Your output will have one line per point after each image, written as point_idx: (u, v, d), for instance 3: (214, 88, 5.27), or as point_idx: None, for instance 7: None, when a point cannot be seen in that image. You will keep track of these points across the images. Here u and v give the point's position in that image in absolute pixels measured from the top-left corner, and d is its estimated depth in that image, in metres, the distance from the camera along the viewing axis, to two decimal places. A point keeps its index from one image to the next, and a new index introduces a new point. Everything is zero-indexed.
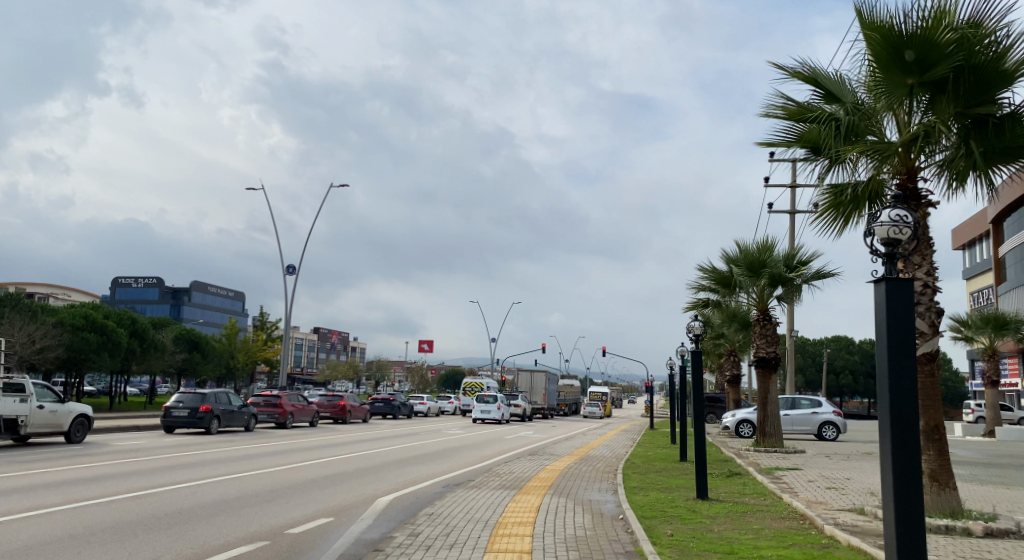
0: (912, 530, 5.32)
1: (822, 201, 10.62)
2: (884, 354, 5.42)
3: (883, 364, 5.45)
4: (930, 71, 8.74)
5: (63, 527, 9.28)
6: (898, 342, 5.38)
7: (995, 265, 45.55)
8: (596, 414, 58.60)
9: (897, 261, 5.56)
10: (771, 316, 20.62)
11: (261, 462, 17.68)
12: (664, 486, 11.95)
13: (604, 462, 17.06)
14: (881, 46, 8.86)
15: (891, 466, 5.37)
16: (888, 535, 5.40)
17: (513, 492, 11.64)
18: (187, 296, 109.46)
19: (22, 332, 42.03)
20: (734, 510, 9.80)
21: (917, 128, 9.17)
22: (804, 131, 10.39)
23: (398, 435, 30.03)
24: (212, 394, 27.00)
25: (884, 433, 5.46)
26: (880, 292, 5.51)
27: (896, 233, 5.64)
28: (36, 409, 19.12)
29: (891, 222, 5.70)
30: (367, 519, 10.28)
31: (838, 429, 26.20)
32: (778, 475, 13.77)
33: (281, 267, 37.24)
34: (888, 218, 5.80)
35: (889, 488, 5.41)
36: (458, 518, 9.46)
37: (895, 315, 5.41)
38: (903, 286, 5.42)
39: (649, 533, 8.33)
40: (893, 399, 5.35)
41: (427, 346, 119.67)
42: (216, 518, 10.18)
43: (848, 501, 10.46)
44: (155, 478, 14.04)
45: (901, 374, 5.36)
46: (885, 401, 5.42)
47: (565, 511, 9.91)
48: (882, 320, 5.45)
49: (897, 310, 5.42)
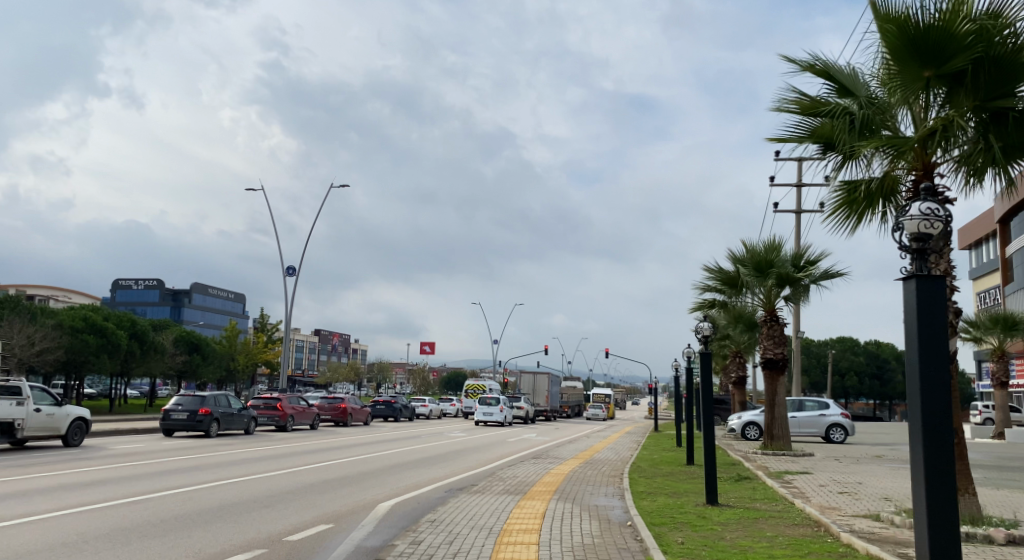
0: (946, 531, 5.20)
1: (834, 199, 10.36)
2: (916, 352, 5.28)
3: (914, 363, 5.31)
4: (948, 64, 8.46)
5: (57, 534, 8.98)
6: (930, 341, 5.24)
7: (1002, 265, 45.25)
8: (599, 416, 58.32)
9: (927, 259, 5.43)
10: (779, 317, 20.34)
11: (261, 467, 17.40)
12: (672, 491, 11.67)
13: (609, 465, 16.78)
14: (897, 38, 8.56)
15: (923, 467, 5.24)
16: (920, 537, 5.27)
17: (517, 497, 11.34)
18: (188, 298, 109.31)
19: (21, 334, 41.79)
20: (745, 516, 9.51)
21: (934, 123, 8.87)
22: (816, 126, 10.11)
23: (400, 438, 29.72)
24: (212, 397, 26.74)
25: (914, 433, 5.33)
26: (911, 289, 5.36)
27: (927, 228, 5.49)
28: (33, 413, 18.85)
29: (922, 217, 5.55)
30: (368, 526, 10.00)
31: (846, 431, 25.99)
32: (788, 480, 13.48)
33: (282, 268, 37.00)
34: (919, 212, 5.64)
35: (921, 488, 5.30)
36: (461, 526, 9.17)
37: (926, 313, 5.25)
38: (934, 283, 5.27)
39: (659, 541, 8.02)
40: (925, 399, 5.21)
41: (429, 347, 119.42)
42: (214, 524, 9.90)
43: (862, 507, 10.17)
44: (151, 482, 13.73)
45: (934, 373, 5.21)
46: (916, 401, 5.28)
47: (571, 518, 9.61)
48: (913, 316, 5.29)
49: (928, 306, 5.26)
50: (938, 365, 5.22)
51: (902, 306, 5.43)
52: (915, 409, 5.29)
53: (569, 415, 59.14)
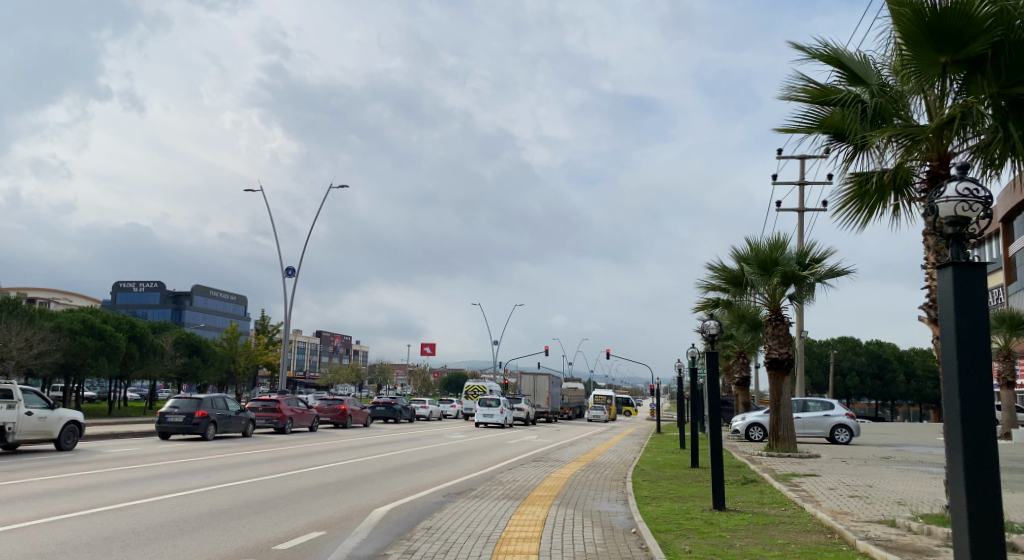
0: (985, 536, 4.83)
1: (844, 191, 9.95)
2: (952, 345, 4.92)
3: (949, 356, 4.95)
4: (966, 48, 8.08)
5: (34, 544, 8.57)
6: (967, 331, 4.89)
7: (1005, 264, 44.89)
8: (600, 417, 57.91)
9: (964, 243, 5.07)
10: (784, 316, 19.95)
11: (255, 471, 17.01)
12: (677, 495, 11.29)
13: (612, 469, 16.35)
14: (912, 22, 8.16)
15: (961, 468, 4.86)
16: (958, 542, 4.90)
17: (517, 503, 10.96)
18: (189, 300, 108.80)
19: (19, 336, 41.44)
20: (754, 522, 9.12)
21: (951, 111, 8.47)
22: (824, 116, 9.69)
23: (399, 441, 29.31)
24: (208, 400, 26.36)
25: (950, 432, 4.96)
26: (947, 276, 5.00)
27: (965, 209, 5.10)
28: (23, 416, 18.47)
29: (959, 198, 5.16)
30: (362, 533, 9.62)
31: (851, 433, 25.60)
32: (796, 483, 13.08)
33: (280, 269, 36.62)
34: (955, 191, 5.25)
35: (957, 491, 4.92)
36: (458, 534, 8.78)
37: (963, 301, 4.92)
38: (972, 271, 4.91)
39: (665, 550, 7.63)
40: (964, 396, 4.85)
41: (430, 349, 119.04)
42: (201, 532, 9.52)
43: (876, 513, 9.77)
44: (139, 488, 13.30)
45: (972, 367, 4.86)
46: (954, 398, 4.92)
47: (573, 525, 9.23)
48: (951, 304, 4.95)
49: (968, 293, 4.92)
50: (981, 357, 4.87)
51: (938, 293, 5.08)
52: (950, 405, 4.94)
53: (570, 416, 58.76)
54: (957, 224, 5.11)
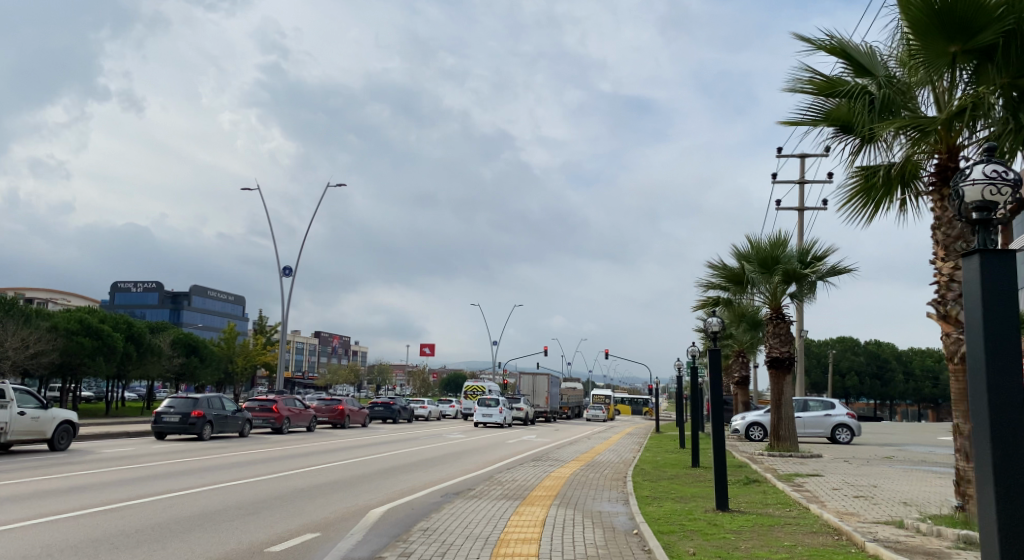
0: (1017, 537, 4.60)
1: (850, 185, 9.76)
2: (979, 334, 4.76)
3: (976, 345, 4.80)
4: (978, 37, 7.88)
5: (20, 546, 8.35)
6: (997, 319, 4.72)
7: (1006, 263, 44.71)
8: (599, 417, 57.72)
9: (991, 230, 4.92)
10: (784, 315, 19.76)
11: (251, 471, 16.78)
12: (679, 496, 11.08)
13: (612, 468, 16.13)
14: (922, 13, 7.93)
15: (989, 464, 4.68)
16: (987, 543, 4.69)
17: (516, 503, 10.77)
18: (187, 300, 108.38)
19: (15, 336, 41.19)
20: (759, 523, 8.91)
21: (962, 103, 8.27)
22: (830, 108, 9.47)
23: (397, 441, 29.11)
24: (204, 399, 26.14)
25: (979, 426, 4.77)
26: (974, 265, 4.85)
27: (992, 194, 4.99)
28: (16, 416, 18.22)
29: (986, 182, 5.04)
30: (358, 534, 9.40)
31: (852, 432, 25.48)
32: (799, 483, 12.87)
33: (278, 268, 36.40)
34: (982, 175, 5.12)
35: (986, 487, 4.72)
36: (455, 536, 8.56)
37: (992, 290, 4.75)
38: (1000, 258, 4.76)
39: (668, 552, 7.42)
40: (992, 388, 4.68)
41: (429, 349, 118.77)
42: (192, 534, 9.30)
43: (881, 513, 9.58)
44: (132, 489, 13.07)
45: (1001, 357, 4.68)
46: (982, 390, 4.74)
47: (573, 525, 9.04)
48: (978, 292, 4.80)
49: (997, 285, 4.75)
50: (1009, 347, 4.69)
51: (965, 284, 4.92)
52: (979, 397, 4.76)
53: (569, 416, 58.57)
54: (984, 212, 4.98)
